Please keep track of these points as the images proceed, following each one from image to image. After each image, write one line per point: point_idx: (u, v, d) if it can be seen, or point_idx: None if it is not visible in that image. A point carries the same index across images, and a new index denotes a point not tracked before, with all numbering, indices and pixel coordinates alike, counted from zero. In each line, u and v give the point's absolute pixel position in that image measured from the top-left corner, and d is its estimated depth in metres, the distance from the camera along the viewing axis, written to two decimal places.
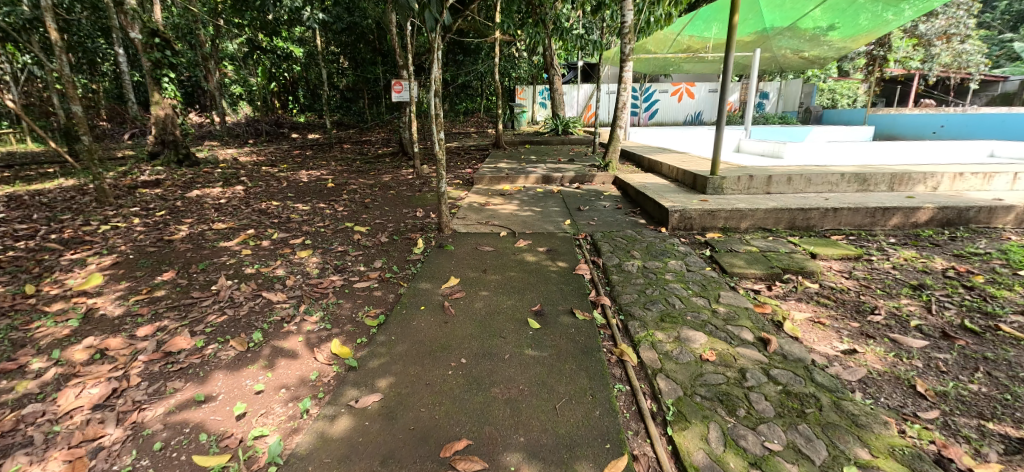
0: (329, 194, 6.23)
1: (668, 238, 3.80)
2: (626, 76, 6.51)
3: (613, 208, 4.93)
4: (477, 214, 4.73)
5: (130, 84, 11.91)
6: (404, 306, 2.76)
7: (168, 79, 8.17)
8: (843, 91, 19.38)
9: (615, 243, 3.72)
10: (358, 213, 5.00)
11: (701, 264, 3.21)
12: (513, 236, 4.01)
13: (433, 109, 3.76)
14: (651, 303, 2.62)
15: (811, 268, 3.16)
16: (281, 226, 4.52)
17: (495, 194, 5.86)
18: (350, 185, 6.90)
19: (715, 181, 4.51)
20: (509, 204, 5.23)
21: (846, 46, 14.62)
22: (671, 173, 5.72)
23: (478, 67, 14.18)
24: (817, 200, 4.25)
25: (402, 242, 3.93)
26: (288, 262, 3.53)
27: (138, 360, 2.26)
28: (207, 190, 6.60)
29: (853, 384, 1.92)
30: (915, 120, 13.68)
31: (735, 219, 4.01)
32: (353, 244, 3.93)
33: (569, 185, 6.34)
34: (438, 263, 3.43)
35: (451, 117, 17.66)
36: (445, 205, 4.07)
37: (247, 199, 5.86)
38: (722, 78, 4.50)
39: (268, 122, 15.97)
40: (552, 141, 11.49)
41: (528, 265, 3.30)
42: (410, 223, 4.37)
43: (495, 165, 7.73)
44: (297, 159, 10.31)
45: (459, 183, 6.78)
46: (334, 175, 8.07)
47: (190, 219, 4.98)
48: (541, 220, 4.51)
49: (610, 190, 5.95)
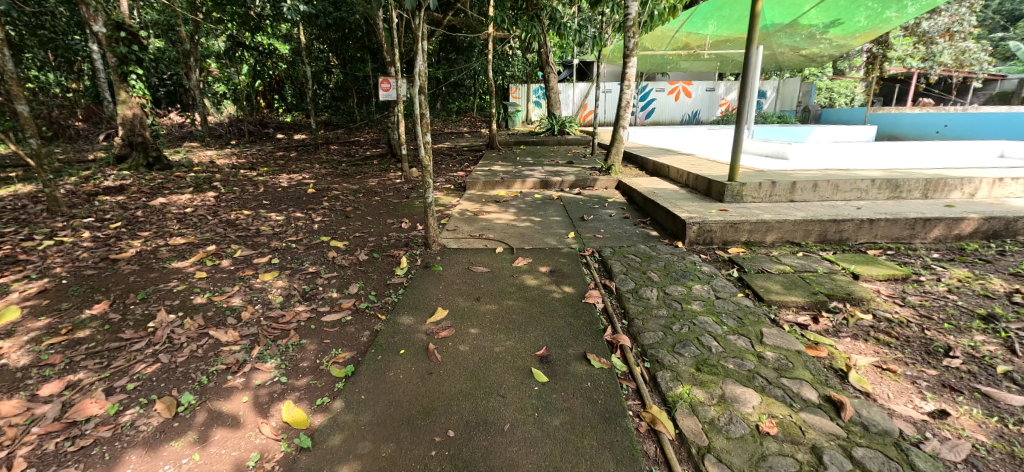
0: (308, 201, 5.71)
1: (686, 256, 3.34)
2: (630, 72, 6.05)
3: (620, 217, 4.46)
4: (469, 226, 4.25)
5: (107, 83, 11.17)
6: (378, 349, 2.26)
7: (135, 76, 7.55)
8: (841, 90, 19.12)
9: (627, 260, 3.26)
10: (336, 224, 4.49)
11: (731, 290, 2.75)
12: (510, 252, 3.53)
13: (416, 109, 3.26)
14: (681, 345, 2.15)
15: (860, 293, 2.69)
16: (247, 241, 4.01)
17: (489, 201, 5.37)
18: (332, 191, 6.38)
19: (734, 188, 4.07)
20: (504, 213, 4.75)
21: (848, 44, 14.28)
22: (681, 177, 5.26)
23: (471, 65, 13.64)
24: (848, 209, 3.82)
25: (383, 261, 3.43)
26: (248, 288, 3.02)
27: (30, 433, 1.76)
28: (174, 197, 6.04)
29: (962, 469, 1.44)
30: (917, 121, 13.42)
31: (760, 232, 3.56)
32: (326, 264, 3.43)
33: (568, 190, 5.88)
34: (422, 288, 2.93)
35: (444, 116, 17.16)
36: (433, 217, 3.58)
37: (216, 208, 5.34)
38: (744, 74, 4.07)
39: (252, 123, 15.33)
40: (548, 142, 11.02)
41: (528, 291, 2.81)
42: (393, 237, 3.88)
43: (489, 168, 7.24)
44: (280, 162, 9.75)
45: (450, 189, 6.29)
46: (317, 179, 7.54)
47: (146, 232, 4.45)
48: (540, 232, 4.04)
49: (614, 196, 5.48)
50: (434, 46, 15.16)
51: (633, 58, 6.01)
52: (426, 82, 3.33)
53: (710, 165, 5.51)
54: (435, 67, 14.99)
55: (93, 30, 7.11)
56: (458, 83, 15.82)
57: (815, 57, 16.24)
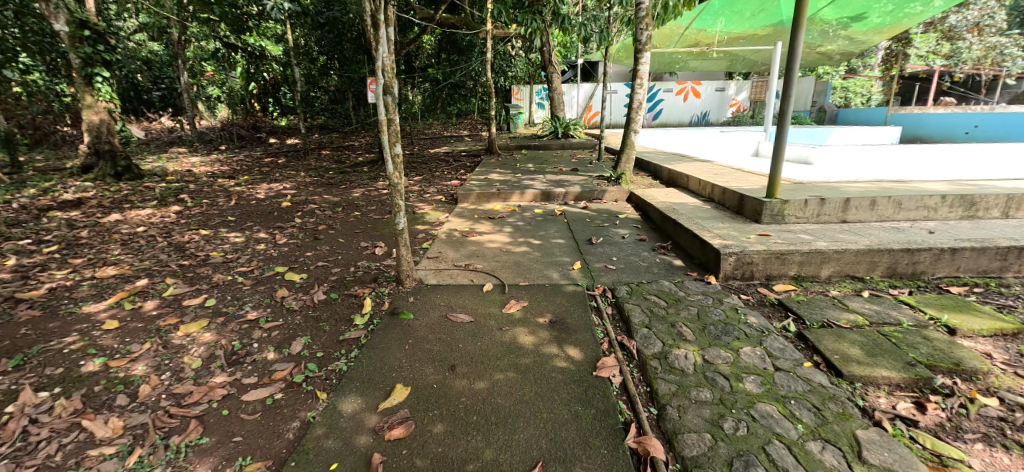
0: (279, 216, 5.05)
1: (723, 297, 2.64)
2: (642, 70, 5.34)
3: (635, 239, 3.77)
4: (455, 252, 3.56)
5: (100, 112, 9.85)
6: (300, 461, 1.56)
7: (101, 78, 6.96)
8: (857, 89, 18.34)
9: (648, 304, 2.56)
10: (301, 249, 3.82)
11: (794, 355, 2.04)
12: (501, 291, 2.83)
13: (378, 114, 2.58)
14: (744, 464, 1.45)
15: (973, 364, 1.96)
16: (188, 272, 3.35)
17: (481, 217, 4.68)
18: (309, 203, 5.73)
19: (774, 206, 3.36)
20: (499, 234, 4.05)
21: (869, 39, 13.47)
22: (704, 189, 4.55)
23: (470, 65, 13.01)
24: (917, 233, 3.11)
25: (342, 303, 2.76)
26: (160, 348, 2.35)
27: None
28: (133, 212, 5.39)
29: None
30: (945, 120, 12.54)
31: (813, 264, 2.85)
32: (272, 307, 2.75)
33: (573, 203, 5.19)
34: (382, 349, 2.24)
35: (444, 119, 16.52)
36: (406, 248, 2.89)
37: (172, 227, 4.69)
38: (789, 67, 3.32)
39: (244, 127, 14.79)
40: (551, 146, 10.34)
41: (519, 357, 2.11)
42: (361, 269, 3.21)
43: (486, 176, 6.56)
44: (264, 169, 9.11)
45: (441, 201, 5.61)
46: (298, 189, 6.89)
47: (78, 259, 3.80)
48: (539, 260, 3.35)
49: (627, 210, 4.77)
50: (432, 46, 14.53)
51: (645, 53, 5.28)
52: (394, 79, 2.65)
53: (736, 175, 4.81)
54: (433, 67, 14.38)
55: (54, 29, 6.47)
56: (459, 84, 15.14)
57: (833, 54, 15.45)
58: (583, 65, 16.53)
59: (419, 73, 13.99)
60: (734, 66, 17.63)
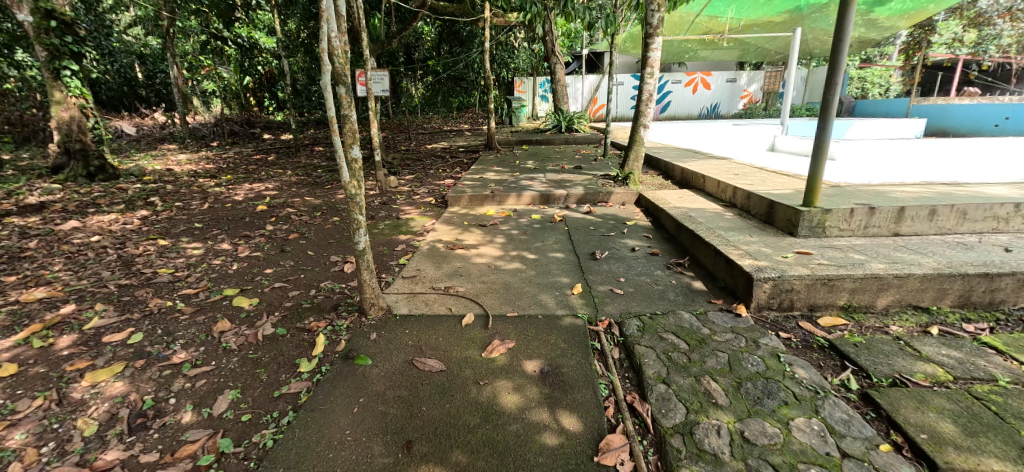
0: (248, 223, 4.55)
1: (758, 337, 2.12)
2: (653, 57, 4.72)
3: (646, 253, 3.24)
4: (435, 269, 3.06)
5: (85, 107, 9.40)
6: None
7: (69, 72, 6.51)
8: (874, 80, 17.56)
9: (665, 346, 2.05)
10: (261, 264, 3.34)
11: (864, 431, 1.54)
12: (484, 324, 2.33)
13: (331, 105, 2.08)
14: None
15: None
16: (124, 296, 2.87)
17: (472, 223, 4.15)
18: (287, 207, 5.24)
19: (814, 216, 2.83)
20: (489, 245, 3.52)
21: (894, 25, 12.70)
22: (724, 192, 4.00)
23: (470, 55, 12.43)
24: (990, 251, 2.57)
25: (290, 341, 2.26)
26: (52, 406, 1.87)
27: None
28: (94, 218, 4.94)
29: None
30: (975, 110, 11.67)
31: (868, 292, 2.33)
32: (205, 347, 2.26)
33: (575, 207, 4.65)
34: (326, 412, 1.75)
35: (445, 112, 15.96)
36: (371, 272, 2.39)
37: (129, 236, 4.22)
38: (835, 47, 2.74)
39: (238, 121, 14.34)
40: (554, 141, 9.78)
41: (499, 428, 1.61)
42: (322, 295, 2.71)
43: (481, 176, 6.03)
44: (251, 168, 8.64)
45: (430, 204, 5.09)
46: (280, 190, 6.41)
47: (9, 277, 3.32)
48: (534, 281, 2.83)
49: (635, 216, 4.23)
50: (432, 37, 13.93)
51: (657, 38, 4.67)
52: (348, 65, 2.13)
53: (761, 175, 4.24)
54: (433, 59, 13.83)
55: (18, 19, 6.02)
56: (459, 77, 14.58)
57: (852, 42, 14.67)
58: (588, 55, 15.89)
59: (417, 62, 13.41)
60: (747, 55, 16.89)
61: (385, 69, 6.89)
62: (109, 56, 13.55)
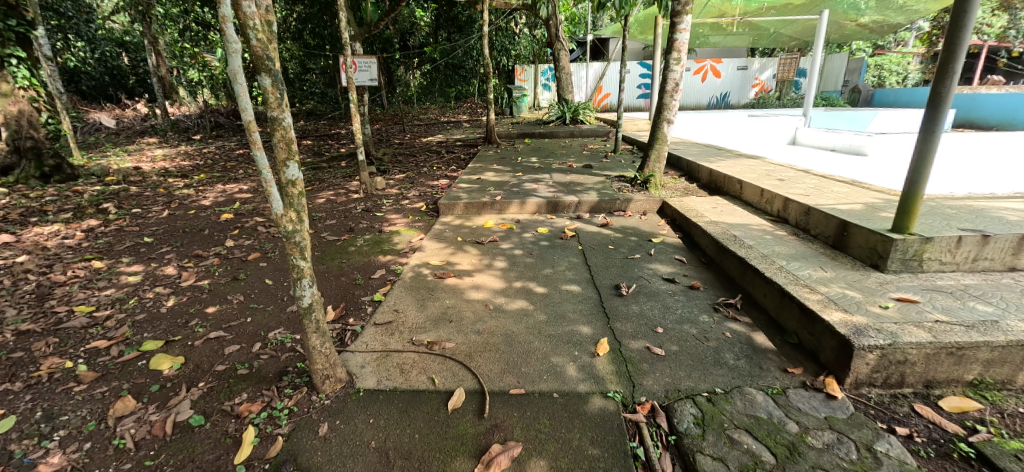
0: (205, 238, 3.88)
1: (871, 440, 1.48)
2: (680, 39, 3.97)
3: (684, 287, 2.57)
4: (418, 311, 2.41)
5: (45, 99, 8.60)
6: None
7: (16, 60, 5.79)
8: (892, 67, 16.75)
9: (741, 459, 1.41)
10: (203, 300, 2.69)
11: None
12: (479, 409, 1.67)
13: (247, 102, 1.39)
14: None
15: None
16: (12, 352, 2.21)
17: (467, 239, 3.48)
18: (256, 214, 4.57)
19: (909, 247, 2.18)
20: (487, 272, 2.84)
21: (924, 8, 11.81)
22: (769, 203, 3.31)
23: (468, 41, 11.60)
24: None
25: (209, 436, 1.62)
26: None
27: None
28: (31, 231, 4.27)
29: None
30: (1001, 103, 10.89)
31: (1009, 364, 1.68)
32: (91, 444, 1.62)
33: (587, 216, 3.97)
34: None
35: (443, 102, 15.13)
36: (323, 337, 1.73)
37: (59, 257, 3.54)
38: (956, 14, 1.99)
39: (224, 112, 13.36)
40: (558, 134, 9.07)
41: None
42: (267, 355, 2.06)
43: (479, 176, 5.35)
44: (230, 164, 7.91)
45: (419, 212, 4.42)
46: (254, 193, 5.72)
47: None
48: (544, 331, 2.16)
49: (661, 229, 3.56)
50: (428, 22, 13.09)
51: (686, 16, 3.90)
52: (275, 46, 1.42)
53: (810, 180, 3.56)
54: (429, 45, 13.01)
55: None
56: (458, 64, 13.78)
57: (874, 26, 13.79)
58: (593, 41, 15.06)
59: (413, 48, 12.56)
60: (759, 40, 16.01)
61: (373, 56, 6.19)
62: (88, 44, 12.84)
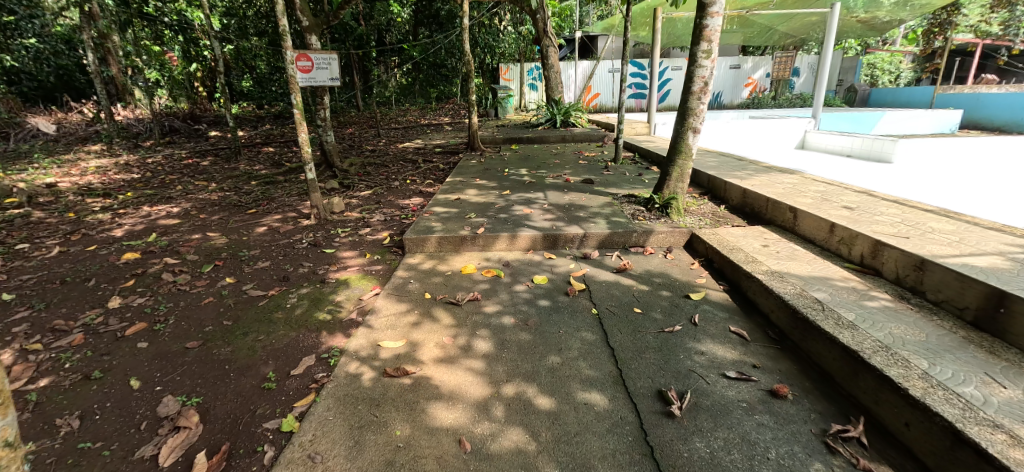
0: (85, 294, 2.86)
1: None
2: (712, 26, 3.10)
3: (763, 393, 1.69)
4: (349, 457, 1.46)
5: None
6: None
7: None
8: (885, 66, 16.20)
9: None
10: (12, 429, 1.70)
11: None
12: None
13: None
14: None
15: None
16: None
17: (437, 297, 2.54)
18: (171, 253, 3.53)
19: None
20: (464, 364, 1.92)
21: (931, 4, 11.22)
22: (847, 246, 2.46)
23: (450, 37, 10.60)
24: None
25: None
26: None
27: None
28: None
29: None
30: (1010, 101, 10.36)
31: None
32: None
33: (595, 255, 3.05)
34: None
35: (423, 103, 14.08)
36: None
37: None
38: None
39: (181, 115, 11.30)
40: (548, 139, 8.17)
41: None
42: None
43: (457, 195, 4.42)
44: (171, 178, 6.76)
45: (380, 247, 3.47)
46: (184, 217, 4.67)
47: None
48: None
49: (698, 277, 2.69)
50: (406, 18, 12.06)
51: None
52: None
53: (888, 209, 2.74)
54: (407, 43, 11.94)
55: None
56: (440, 63, 12.83)
57: (873, 23, 13.22)
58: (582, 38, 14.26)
59: (390, 45, 11.44)
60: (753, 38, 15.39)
61: (332, 51, 5.12)
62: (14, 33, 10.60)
